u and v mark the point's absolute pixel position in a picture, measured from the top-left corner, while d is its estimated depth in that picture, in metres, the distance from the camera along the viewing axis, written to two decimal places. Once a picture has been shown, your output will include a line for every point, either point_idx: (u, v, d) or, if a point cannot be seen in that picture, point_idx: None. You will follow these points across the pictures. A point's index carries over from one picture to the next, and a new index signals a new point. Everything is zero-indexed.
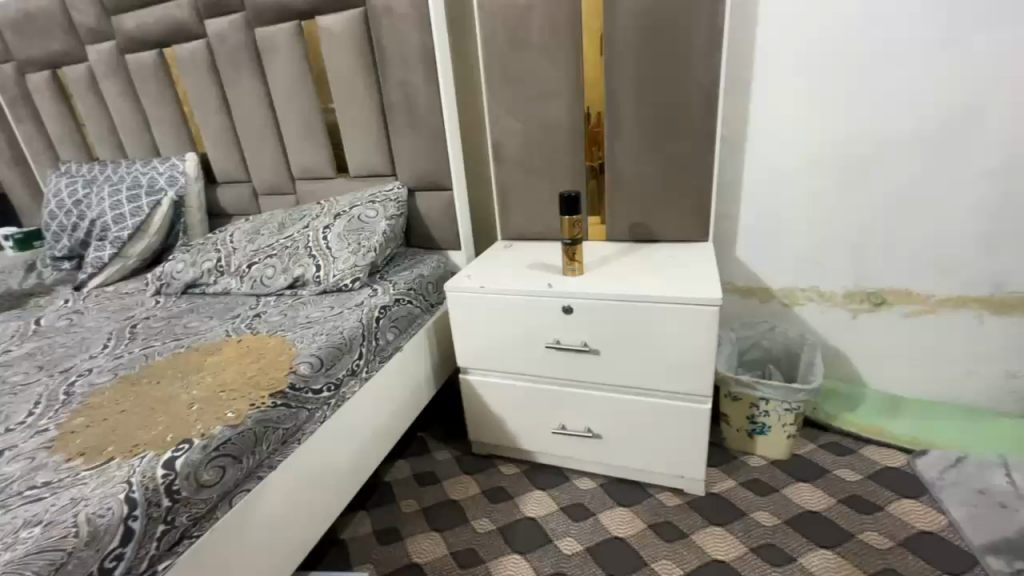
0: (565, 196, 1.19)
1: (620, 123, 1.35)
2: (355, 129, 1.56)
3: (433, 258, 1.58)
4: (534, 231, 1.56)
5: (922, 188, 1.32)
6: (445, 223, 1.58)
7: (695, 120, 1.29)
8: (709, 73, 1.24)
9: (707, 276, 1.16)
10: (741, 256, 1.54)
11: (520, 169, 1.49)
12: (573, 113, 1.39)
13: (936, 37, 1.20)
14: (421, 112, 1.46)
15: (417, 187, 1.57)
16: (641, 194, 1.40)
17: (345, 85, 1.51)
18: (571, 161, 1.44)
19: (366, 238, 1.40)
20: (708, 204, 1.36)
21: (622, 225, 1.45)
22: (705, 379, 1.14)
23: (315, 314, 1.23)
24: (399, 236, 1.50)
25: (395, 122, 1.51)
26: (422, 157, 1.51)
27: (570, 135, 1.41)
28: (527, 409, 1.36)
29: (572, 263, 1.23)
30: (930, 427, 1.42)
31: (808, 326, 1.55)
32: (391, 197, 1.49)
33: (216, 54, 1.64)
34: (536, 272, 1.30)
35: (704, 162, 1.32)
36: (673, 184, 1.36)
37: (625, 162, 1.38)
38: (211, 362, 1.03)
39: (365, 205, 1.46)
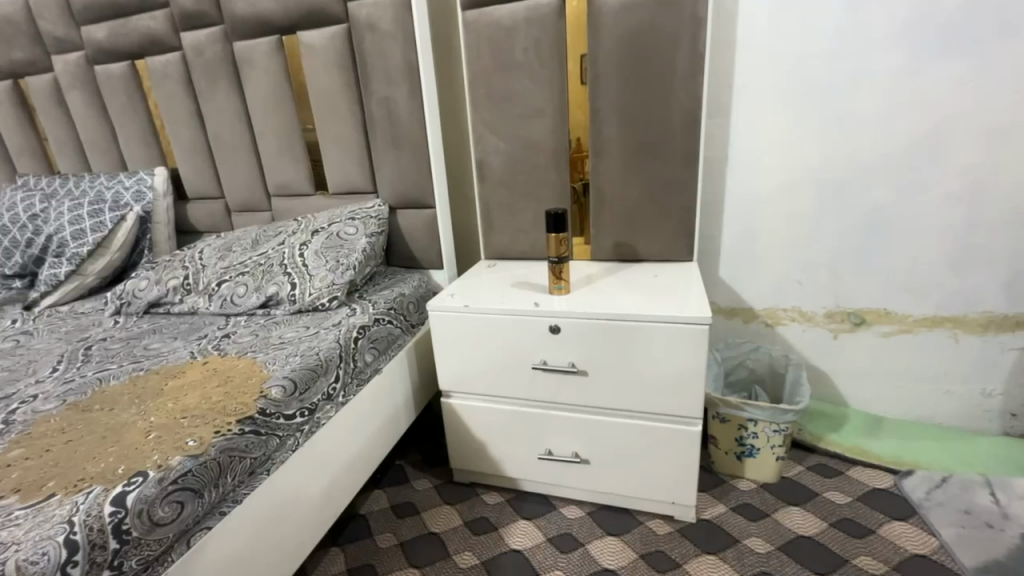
0: (551, 214, 1.17)
1: (604, 143, 1.35)
2: (335, 145, 1.53)
3: (414, 276, 1.54)
4: (518, 250, 1.53)
5: (895, 211, 1.36)
6: (427, 242, 1.55)
7: (678, 142, 1.30)
8: (692, 96, 1.26)
9: (695, 295, 1.15)
10: (724, 277, 1.55)
11: (504, 188, 1.48)
12: (558, 132, 1.39)
13: (901, 67, 1.25)
14: (404, 129, 1.44)
15: (399, 204, 1.54)
16: (626, 214, 1.39)
17: (325, 100, 1.48)
18: (556, 180, 1.43)
19: (345, 256, 1.35)
20: (693, 224, 1.36)
21: (607, 244, 1.44)
22: (695, 400, 1.11)
23: (288, 334, 1.16)
24: (379, 254, 1.47)
25: (377, 139, 1.48)
26: (405, 174, 1.49)
27: (554, 154, 1.41)
28: (511, 434, 1.30)
29: (558, 281, 1.21)
30: (912, 447, 1.42)
31: (791, 346, 1.55)
32: (371, 215, 1.46)
33: (191, 67, 1.59)
34: (521, 291, 1.27)
35: (688, 182, 1.33)
36: (657, 204, 1.37)
37: (611, 182, 1.38)
38: (172, 387, 0.95)
39: (344, 222, 1.42)
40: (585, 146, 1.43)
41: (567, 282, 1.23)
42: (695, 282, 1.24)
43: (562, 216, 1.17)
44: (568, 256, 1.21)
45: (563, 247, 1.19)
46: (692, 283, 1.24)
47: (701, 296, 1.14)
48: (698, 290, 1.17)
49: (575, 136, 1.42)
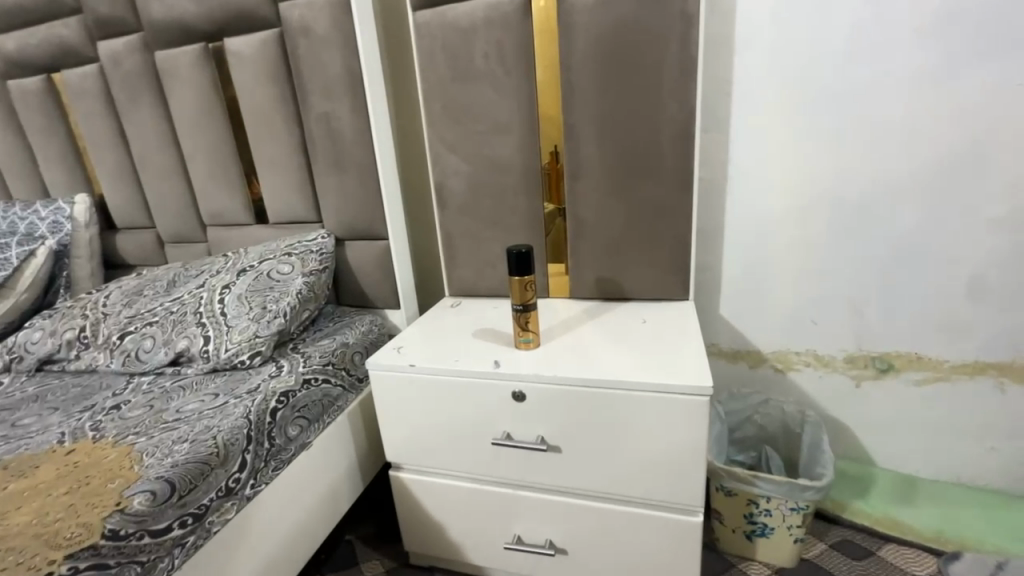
0: (513, 252, 0.95)
1: (582, 164, 1.15)
2: (272, 169, 1.32)
3: (366, 318, 1.33)
4: (485, 287, 1.32)
5: (926, 238, 1.15)
6: (381, 278, 1.34)
7: (667, 162, 1.10)
8: (682, 107, 1.06)
9: (691, 350, 0.94)
10: (726, 314, 1.33)
11: (467, 216, 1.27)
12: (527, 152, 1.18)
13: (932, 69, 1.05)
14: (349, 149, 1.23)
15: (347, 236, 1.33)
16: (609, 245, 1.18)
17: (258, 117, 1.28)
18: (527, 206, 1.22)
19: (275, 301, 1.13)
20: (686, 258, 1.15)
21: (587, 282, 1.23)
22: (694, 486, 0.89)
23: (190, 405, 0.94)
24: (322, 295, 1.25)
25: (318, 161, 1.27)
26: (352, 201, 1.28)
27: (524, 177, 1.20)
28: (473, 515, 1.07)
29: (524, 334, 1.00)
30: (956, 517, 1.20)
31: (806, 395, 1.32)
32: (312, 249, 1.25)
33: (110, 80, 1.39)
34: (482, 344, 1.05)
35: (680, 208, 1.12)
36: (644, 235, 1.15)
37: (590, 209, 1.17)
38: (8, 495, 0.73)
39: (277, 259, 1.21)
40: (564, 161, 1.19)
41: (536, 333, 1.01)
42: (690, 331, 1.03)
43: (527, 255, 0.95)
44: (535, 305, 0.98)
45: (528, 293, 0.97)
46: (687, 333, 1.02)
47: (698, 352, 0.93)
48: (695, 344, 0.96)
49: (549, 150, 1.19)
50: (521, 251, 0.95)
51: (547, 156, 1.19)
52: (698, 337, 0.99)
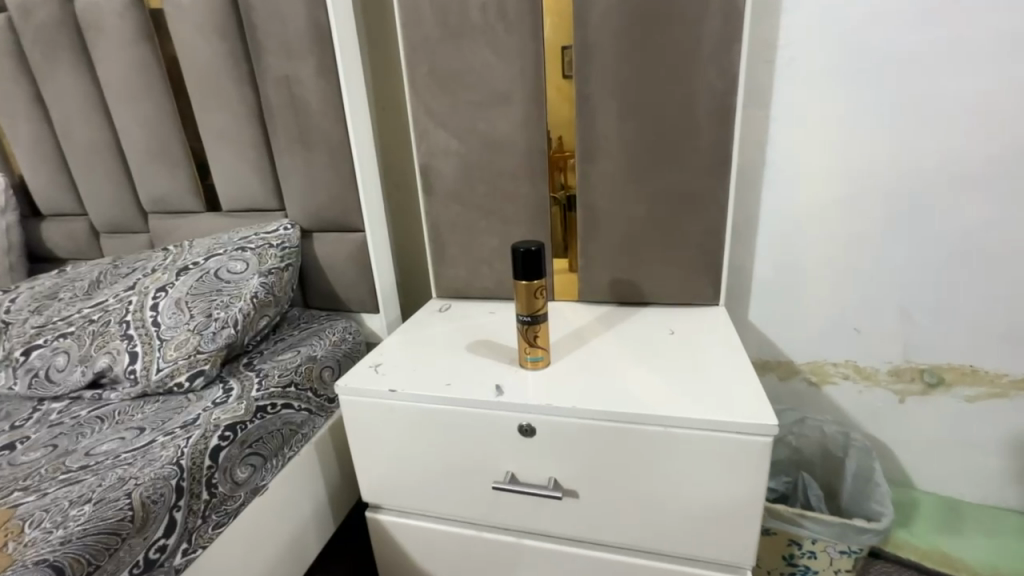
0: (519, 251, 0.75)
1: (597, 144, 0.95)
2: (222, 146, 1.10)
3: (339, 324, 1.12)
4: (479, 288, 1.13)
5: (993, 236, 0.99)
6: (356, 277, 1.13)
7: (702, 142, 0.91)
8: (722, 74, 0.87)
9: (738, 375, 0.77)
10: (756, 321, 1.16)
11: (459, 205, 1.07)
12: (531, 128, 0.98)
13: (1016, 35, 0.88)
14: (315, 122, 1.02)
15: (315, 227, 1.12)
16: (628, 242, 1.00)
17: (203, 82, 1.05)
18: (530, 193, 1.02)
19: (223, 307, 0.92)
20: (720, 258, 0.97)
21: (601, 284, 1.04)
22: (744, 541, 0.72)
23: (105, 444, 0.74)
24: (284, 297, 1.05)
25: (277, 137, 1.05)
26: (319, 185, 1.06)
27: (527, 158, 1.00)
28: (467, 566, 0.89)
29: (532, 352, 0.81)
30: (1009, 549, 1.07)
31: (842, 411, 1.17)
32: (271, 243, 1.04)
33: (21, 35, 1.14)
34: (479, 362, 0.86)
35: (715, 198, 0.94)
36: (671, 230, 0.97)
37: (606, 199, 0.98)
38: None
39: (228, 255, 1.00)
40: (568, 144, 0.99)
41: (548, 350, 0.82)
42: (730, 349, 0.86)
43: (537, 255, 0.75)
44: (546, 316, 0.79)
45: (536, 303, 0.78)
46: (727, 351, 0.85)
47: (748, 377, 0.76)
48: (740, 365, 0.79)
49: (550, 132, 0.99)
50: (529, 249, 0.75)
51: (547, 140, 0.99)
52: (741, 357, 0.82)
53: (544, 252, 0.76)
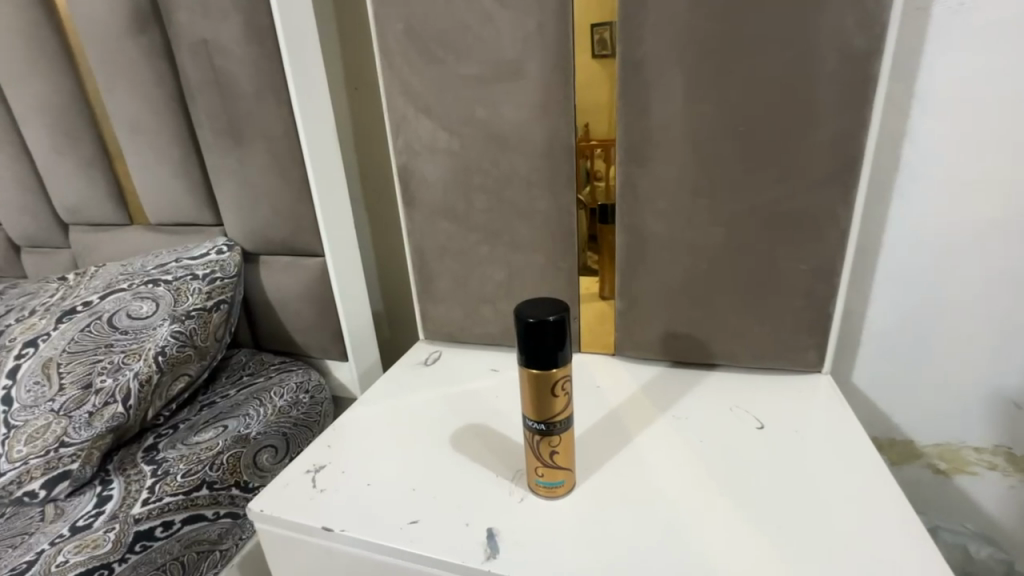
0: (526, 321, 0.46)
1: (650, 139, 0.63)
2: (138, 141, 0.82)
3: (293, 378, 0.84)
4: (479, 334, 0.83)
5: None
6: (316, 316, 0.85)
7: (820, 135, 0.58)
8: (864, 25, 0.54)
9: (896, 552, 0.48)
10: (863, 385, 0.83)
11: (450, 223, 0.77)
12: (550, 113, 0.67)
13: None
14: (249, 107, 0.73)
15: (261, 248, 0.84)
16: (692, 283, 0.68)
17: (108, 54, 0.77)
18: (549, 208, 0.72)
19: (109, 371, 0.66)
20: (832, 309, 0.65)
21: (647, 337, 0.73)
22: None
23: None
24: (213, 347, 0.78)
25: (204, 128, 0.77)
26: (261, 194, 0.78)
27: (545, 157, 0.69)
28: None
29: (550, 476, 0.51)
30: None
31: (985, 513, 0.83)
32: (194, 273, 0.77)
33: None
34: (463, 470, 0.57)
35: (835, 222, 0.61)
36: (760, 270, 0.65)
37: (662, 219, 0.66)
38: None
39: (132, 292, 0.73)
40: (604, 137, 0.67)
41: (573, 470, 0.53)
42: (865, 476, 0.56)
43: (556, 330, 0.46)
44: (569, 425, 0.50)
45: (554, 406, 0.48)
46: (862, 480, 0.55)
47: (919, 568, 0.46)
48: (899, 535, 0.49)
49: (578, 117, 0.67)
50: (542, 321, 0.45)
51: (573, 129, 0.67)
52: (893, 500, 0.53)
53: (568, 323, 0.46)
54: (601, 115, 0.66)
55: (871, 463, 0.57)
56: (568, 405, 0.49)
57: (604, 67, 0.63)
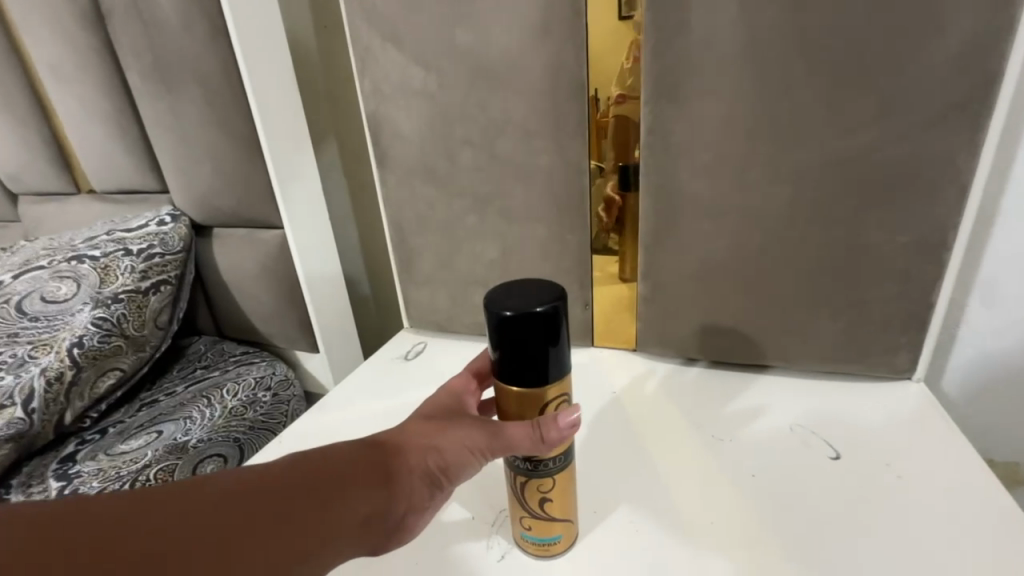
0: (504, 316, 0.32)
1: (689, 64, 0.46)
2: (67, 93, 0.69)
3: (252, 373, 0.71)
4: (469, 323, 0.68)
5: None
6: (277, 299, 0.72)
7: (943, 47, 0.40)
8: None
9: None
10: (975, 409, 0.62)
11: (430, 186, 0.62)
12: (552, 36, 0.50)
13: None
14: (180, 41, 0.59)
15: (211, 219, 0.70)
16: (740, 262, 0.52)
17: None
18: (553, 165, 0.56)
19: (11, 367, 0.56)
20: (936, 298, 0.48)
21: (677, 332, 0.57)
22: None
23: None
24: (154, 336, 0.65)
25: (133, 73, 0.63)
26: (204, 152, 0.64)
27: (547, 96, 0.53)
28: None
29: (540, 530, 0.38)
30: None
31: None
32: (127, 248, 0.64)
33: None
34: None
35: (953, 177, 0.43)
36: (836, 243, 0.48)
37: (702, 176, 0.50)
38: None
39: (51, 271, 0.62)
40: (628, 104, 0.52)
41: (575, 521, 0.39)
42: (997, 541, 0.38)
43: (546, 325, 0.32)
44: (564, 465, 0.37)
45: (545, 428, 0.34)
46: (992, 546, 0.38)
47: None
48: None
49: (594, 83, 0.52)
50: (527, 312, 0.32)
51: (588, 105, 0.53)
52: None
53: (563, 319, 0.33)
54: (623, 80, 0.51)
55: (1009, 526, 0.39)
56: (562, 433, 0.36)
57: (626, 21, 0.48)
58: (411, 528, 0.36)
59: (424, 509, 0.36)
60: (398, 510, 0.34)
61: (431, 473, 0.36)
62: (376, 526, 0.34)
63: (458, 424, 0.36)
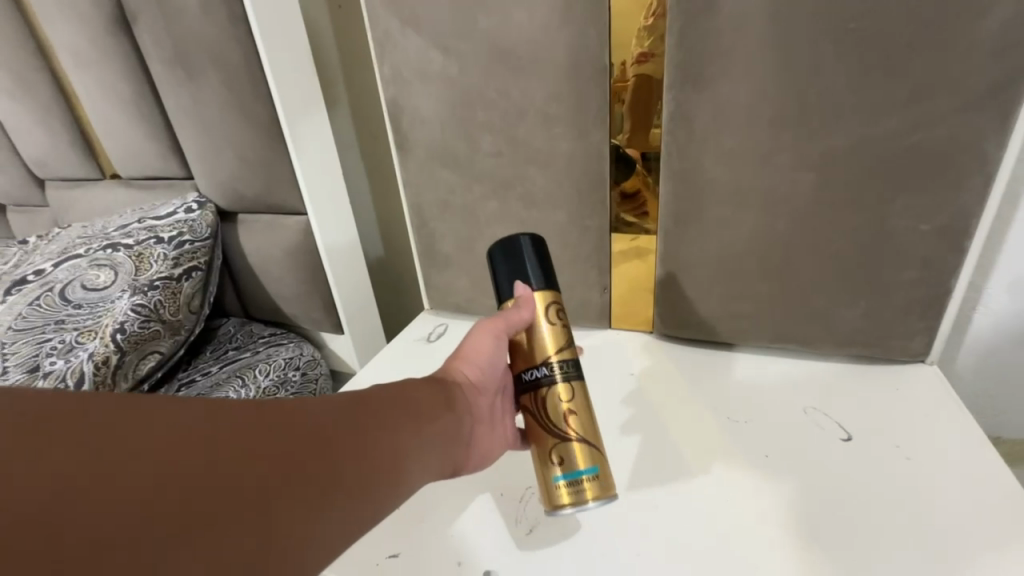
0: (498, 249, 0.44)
1: (716, 48, 0.46)
2: (89, 81, 0.70)
3: (281, 354, 0.74)
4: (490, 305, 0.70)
5: None
6: (302, 282, 0.74)
7: (981, 30, 0.39)
8: None
9: None
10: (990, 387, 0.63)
11: (450, 171, 0.62)
12: (575, 19, 0.50)
13: None
14: (200, 27, 0.59)
15: (236, 205, 0.72)
16: (759, 247, 0.52)
17: None
18: (574, 150, 0.56)
19: (60, 353, 0.59)
20: (954, 284, 0.48)
21: (693, 316, 0.59)
22: None
23: None
24: (189, 319, 0.68)
25: (154, 60, 0.64)
26: (228, 139, 0.65)
27: (569, 81, 0.53)
28: None
29: (568, 458, 0.40)
30: None
31: None
32: (158, 236, 0.66)
33: None
34: (449, 488, 0.48)
35: (980, 163, 0.43)
36: (857, 231, 0.48)
37: (724, 162, 0.50)
38: None
39: (88, 259, 0.64)
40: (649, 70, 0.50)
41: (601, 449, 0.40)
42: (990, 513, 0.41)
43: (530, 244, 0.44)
44: (569, 373, 0.41)
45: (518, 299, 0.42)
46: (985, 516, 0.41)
47: None
48: None
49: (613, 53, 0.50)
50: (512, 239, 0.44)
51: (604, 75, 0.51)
52: None
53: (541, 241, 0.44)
54: (643, 47, 0.49)
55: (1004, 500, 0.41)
56: (560, 337, 0.42)
57: None
58: (484, 435, 0.44)
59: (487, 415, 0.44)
60: (466, 424, 0.42)
61: (473, 385, 0.44)
62: (450, 442, 0.40)
63: (468, 337, 0.44)
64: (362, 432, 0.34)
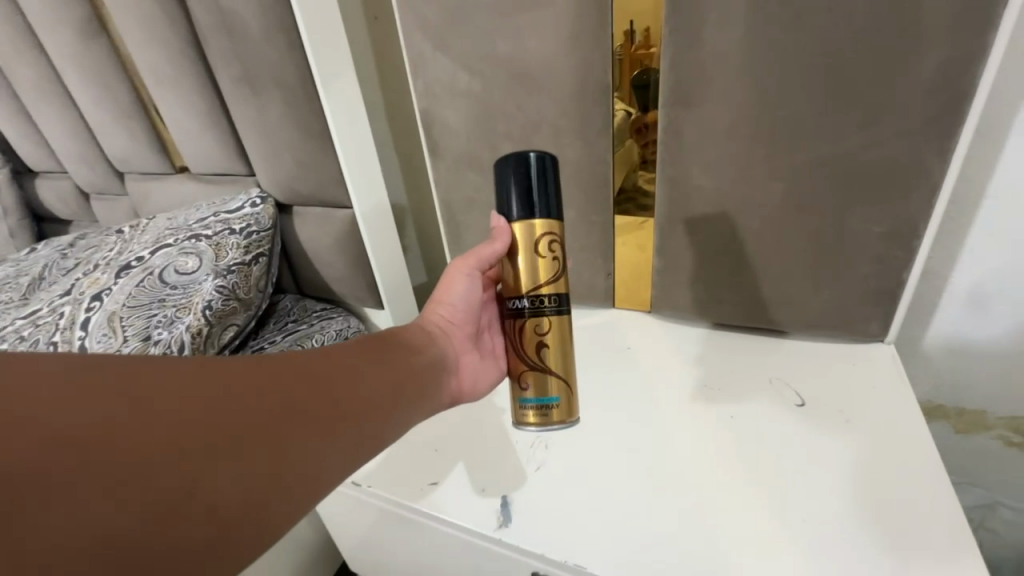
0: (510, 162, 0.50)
1: (702, 76, 0.53)
2: (166, 93, 0.81)
3: (333, 326, 0.87)
4: None
5: None
6: (348, 266, 0.86)
7: (923, 69, 0.46)
8: None
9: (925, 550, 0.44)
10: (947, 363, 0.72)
11: (476, 172, 0.72)
12: (583, 47, 0.58)
13: None
14: (263, 52, 0.69)
15: (292, 199, 0.84)
16: (739, 243, 0.61)
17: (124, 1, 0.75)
18: (582, 158, 0.65)
19: (165, 324, 0.73)
20: (906, 277, 0.56)
21: (684, 300, 0.68)
22: None
23: None
24: (257, 297, 0.82)
25: (223, 78, 0.74)
26: (286, 145, 0.76)
27: (578, 99, 0.61)
28: None
29: (539, 386, 0.51)
30: None
31: None
32: (232, 228, 0.78)
33: None
34: (473, 435, 0.61)
35: (925, 178, 0.50)
36: (822, 231, 0.56)
37: (709, 171, 0.58)
38: None
39: (177, 248, 0.77)
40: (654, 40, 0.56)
41: (571, 385, 0.52)
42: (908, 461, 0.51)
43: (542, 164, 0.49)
44: (557, 305, 0.50)
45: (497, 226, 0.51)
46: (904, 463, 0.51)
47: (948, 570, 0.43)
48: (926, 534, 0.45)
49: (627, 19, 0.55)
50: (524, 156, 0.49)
51: (620, 39, 0.57)
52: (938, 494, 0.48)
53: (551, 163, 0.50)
54: (657, 28, 0.54)
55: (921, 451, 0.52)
56: (553, 263, 0.50)
57: None
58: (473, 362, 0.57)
59: (472, 353, 0.57)
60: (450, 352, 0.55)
61: (449, 320, 0.56)
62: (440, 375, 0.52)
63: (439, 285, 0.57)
64: (356, 374, 0.45)
